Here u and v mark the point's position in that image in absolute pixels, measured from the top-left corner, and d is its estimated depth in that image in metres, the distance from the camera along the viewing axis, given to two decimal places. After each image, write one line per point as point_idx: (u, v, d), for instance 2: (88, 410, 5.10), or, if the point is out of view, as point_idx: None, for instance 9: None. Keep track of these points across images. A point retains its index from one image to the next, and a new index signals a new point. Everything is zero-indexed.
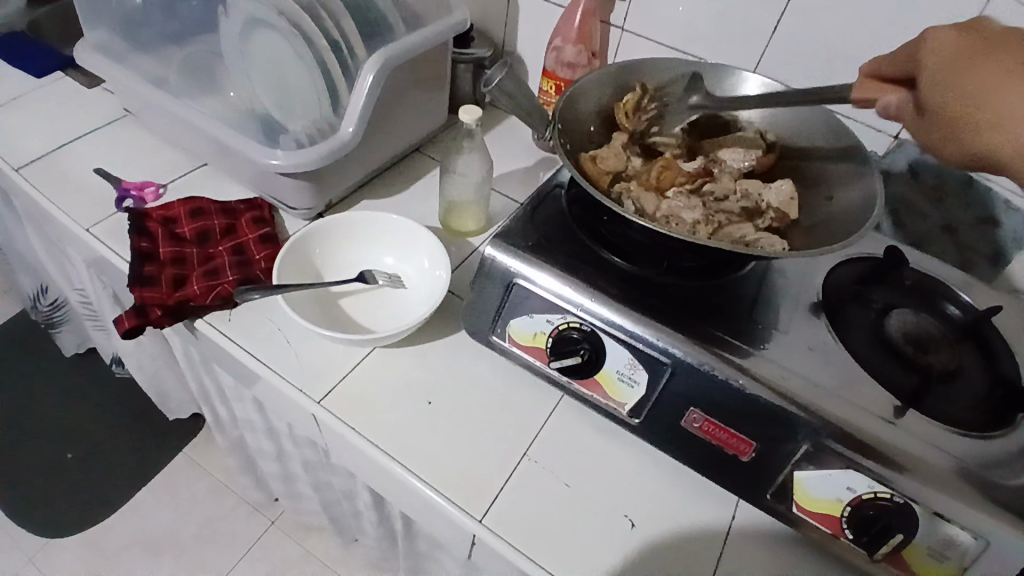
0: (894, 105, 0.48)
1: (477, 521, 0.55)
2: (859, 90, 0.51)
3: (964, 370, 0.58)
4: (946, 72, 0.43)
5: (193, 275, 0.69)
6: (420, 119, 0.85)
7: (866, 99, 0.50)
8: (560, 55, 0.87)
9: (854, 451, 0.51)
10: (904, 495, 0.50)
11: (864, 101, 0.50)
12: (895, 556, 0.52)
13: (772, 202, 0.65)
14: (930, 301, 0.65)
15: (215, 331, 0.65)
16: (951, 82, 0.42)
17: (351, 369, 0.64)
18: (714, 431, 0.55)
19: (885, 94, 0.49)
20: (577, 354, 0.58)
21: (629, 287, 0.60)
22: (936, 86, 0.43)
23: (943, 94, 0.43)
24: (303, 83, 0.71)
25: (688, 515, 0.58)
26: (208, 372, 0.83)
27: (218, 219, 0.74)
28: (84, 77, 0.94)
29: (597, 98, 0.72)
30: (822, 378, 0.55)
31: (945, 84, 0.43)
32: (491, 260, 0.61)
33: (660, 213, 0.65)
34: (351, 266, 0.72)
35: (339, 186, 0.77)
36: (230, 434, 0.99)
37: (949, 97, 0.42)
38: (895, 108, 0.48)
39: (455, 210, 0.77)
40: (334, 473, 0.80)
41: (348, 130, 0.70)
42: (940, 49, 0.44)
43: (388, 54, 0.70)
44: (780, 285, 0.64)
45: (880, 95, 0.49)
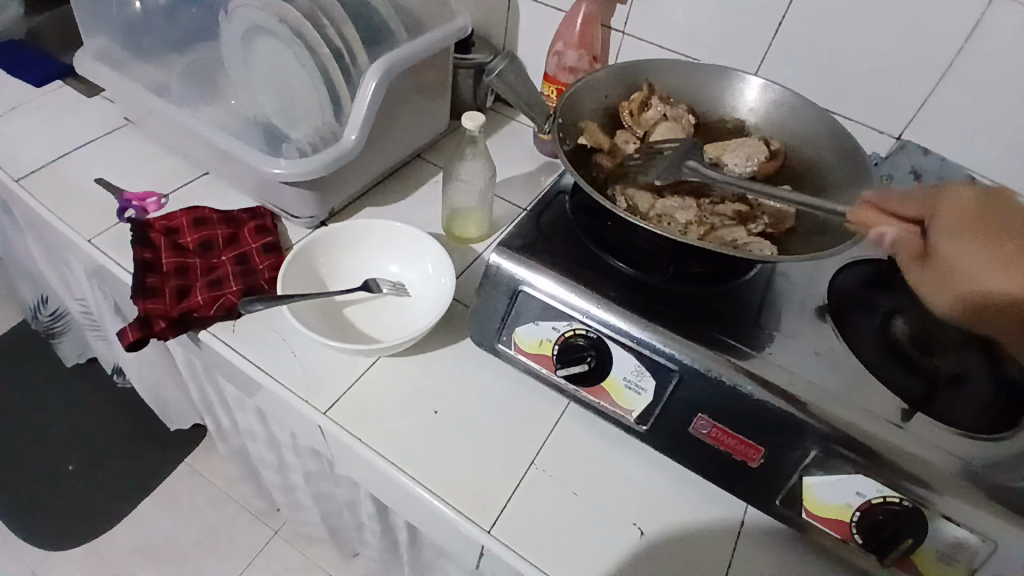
0: (888, 236, 0.54)
1: (486, 531, 0.55)
2: (857, 215, 0.55)
3: (970, 372, 0.58)
4: (955, 235, 0.49)
5: (197, 286, 0.68)
6: (422, 124, 0.84)
7: (861, 224, 0.55)
8: (561, 59, 0.87)
9: (863, 456, 0.51)
10: (913, 499, 0.50)
11: (859, 225, 0.55)
12: (904, 560, 0.52)
13: (768, 207, 0.64)
14: None
15: (219, 342, 0.65)
16: (952, 246, 0.49)
17: (357, 379, 0.64)
18: (722, 437, 0.55)
19: (882, 224, 0.54)
20: (584, 361, 0.58)
21: (633, 292, 0.60)
22: (943, 242, 0.50)
23: (948, 255, 0.50)
24: (304, 90, 0.71)
25: (697, 522, 0.58)
26: (210, 382, 0.83)
27: (220, 229, 0.74)
28: (84, 86, 0.94)
29: (603, 96, 0.72)
30: (830, 382, 0.55)
31: (952, 245, 0.49)
32: (496, 267, 0.61)
33: (653, 212, 0.64)
34: (355, 274, 0.72)
35: (341, 194, 0.77)
36: (232, 444, 0.98)
37: (946, 257, 0.50)
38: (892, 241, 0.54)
39: (457, 216, 0.77)
40: (338, 483, 0.80)
41: (350, 138, 0.70)
42: (951, 213, 0.50)
43: (389, 62, 0.70)
44: (786, 289, 0.64)
45: (878, 224, 0.54)
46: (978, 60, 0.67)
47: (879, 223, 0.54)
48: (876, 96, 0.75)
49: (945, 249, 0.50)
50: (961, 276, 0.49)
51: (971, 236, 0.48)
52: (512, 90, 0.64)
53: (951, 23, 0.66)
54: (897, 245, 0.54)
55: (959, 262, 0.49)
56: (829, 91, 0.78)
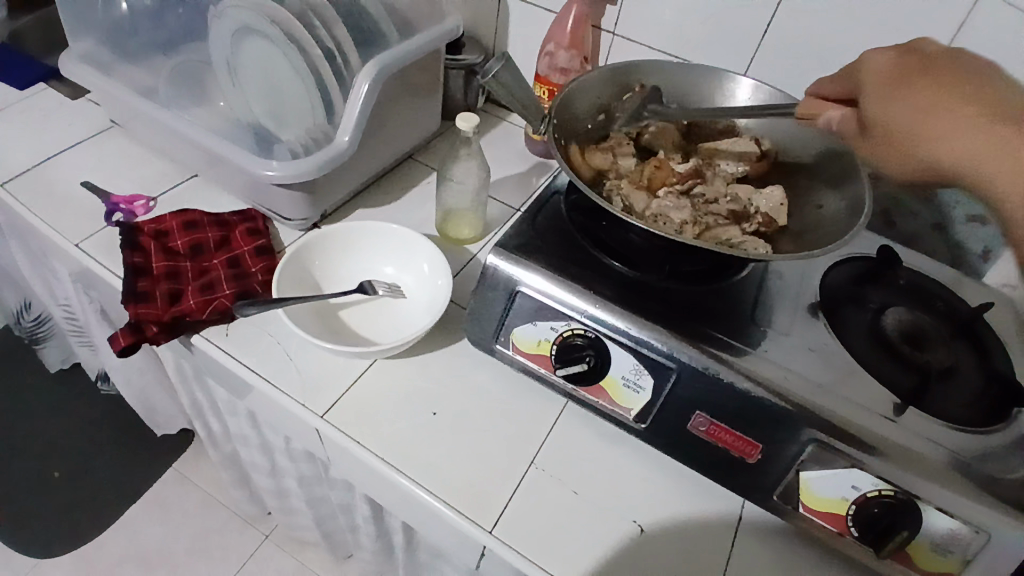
0: (833, 120, 0.58)
1: (487, 531, 0.55)
2: (803, 108, 0.59)
3: (958, 366, 0.59)
4: (888, 93, 0.52)
5: (188, 289, 0.68)
6: (413, 125, 0.84)
7: (809, 114, 0.59)
8: (552, 60, 0.87)
9: (858, 450, 0.52)
10: (906, 491, 0.51)
11: (808, 116, 0.59)
12: (900, 553, 0.53)
13: (761, 206, 0.64)
14: (924, 299, 0.66)
15: (213, 346, 0.64)
16: (889, 102, 0.52)
17: (354, 382, 0.63)
18: (720, 434, 0.56)
19: (827, 109, 0.58)
20: (582, 362, 0.58)
21: (629, 291, 0.60)
22: (878, 101, 0.53)
23: (885, 112, 0.52)
24: (296, 91, 0.71)
25: (695, 518, 0.58)
26: (201, 387, 0.82)
27: (211, 232, 0.73)
28: (68, 88, 0.92)
29: (596, 96, 0.72)
30: (825, 378, 0.56)
31: (885, 101, 0.52)
32: (493, 268, 0.61)
33: (648, 212, 0.64)
34: (350, 277, 0.71)
35: (334, 196, 0.76)
36: (223, 449, 0.97)
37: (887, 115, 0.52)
38: (837, 122, 0.57)
39: (451, 217, 0.77)
40: (333, 486, 0.79)
41: (344, 139, 0.69)
42: (876, 69, 0.54)
43: (381, 62, 0.70)
44: (780, 287, 0.65)
45: (821, 111, 0.59)
46: None
47: (823, 109, 0.58)
48: None
49: (875, 107, 0.53)
50: (907, 127, 0.50)
51: (897, 88, 0.52)
52: (507, 91, 0.64)
53: (935, 24, 0.68)
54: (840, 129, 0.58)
55: (895, 115, 0.51)
56: None
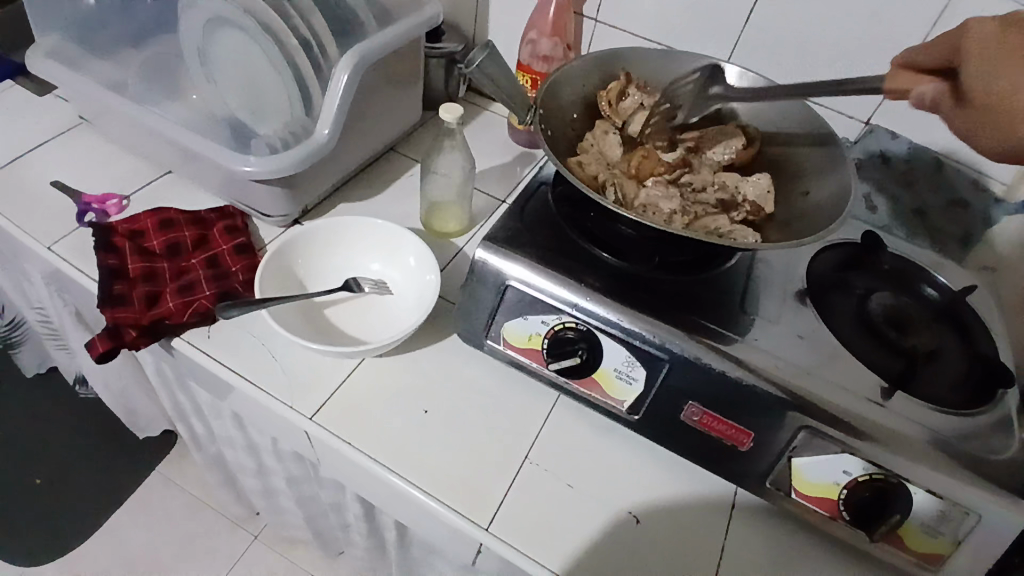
0: (929, 95, 0.46)
1: (483, 529, 0.55)
2: (891, 82, 0.48)
3: (942, 349, 0.60)
4: (993, 65, 0.41)
5: (167, 291, 0.66)
6: (395, 116, 0.82)
7: (898, 90, 0.48)
8: (535, 48, 0.86)
9: (849, 436, 0.52)
10: (896, 475, 0.52)
11: (895, 93, 0.48)
12: (891, 534, 0.54)
13: (749, 194, 0.64)
14: (908, 283, 0.67)
15: (195, 349, 0.63)
16: (985, 72, 0.41)
17: (343, 381, 0.62)
18: (713, 423, 0.56)
19: (919, 83, 0.47)
20: (575, 355, 0.58)
21: (619, 281, 0.60)
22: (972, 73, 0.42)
23: (983, 80, 0.41)
24: (272, 83, 0.69)
25: (689, 507, 0.59)
26: (183, 389, 0.80)
27: (189, 230, 0.71)
28: (33, 84, 0.89)
29: (580, 85, 0.71)
30: (815, 365, 0.56)
31: (986, 71, 0.41)
32: (481, 262, 0.60)
33: (637, 201, 0.63)
34: (335, 274, 0.70)
35: (315, 190, 0.75)
36: (208, 451, 0.95)
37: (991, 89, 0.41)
38: (930, 100, 0.46)
39: (436, 210, 0.75)
40: (323, 485, 0.78)
41: (323, 133, 0.67)
42: (984, 41, 0.41)
43: (362, 52, 0.68)
44: (768, 274, 0.65)
45: (909, 85, 0.47)
46: None
47: (913, 83, 0.47)
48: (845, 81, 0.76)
49: (977, 77, 0.42)
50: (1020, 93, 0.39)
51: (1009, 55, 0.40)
52: (492, 81, 0.63)
53: (917, 8, 0.68)
54: (936, 105, 0.46)
55: (1002, 82, 0.40)
56: (799, 77, 0.79)
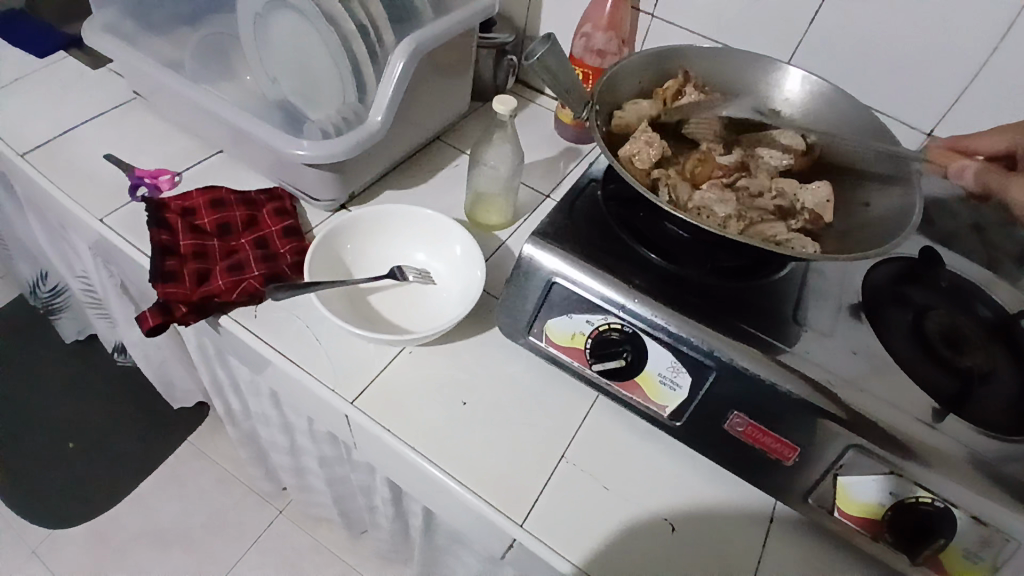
0: (963, 171, 0.70)
1: (518, 525, 0.55)
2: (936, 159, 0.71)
3: (1000, 373, 0.58)
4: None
5: (217, 270, 0.67)
6: (444, 105, 0.82)
7: (940, 163, 0.71)
8: (589, 41, 0.85)
9: (900, 458, 0.51)
10: (945, 499, 0.50)
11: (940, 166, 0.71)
12: (934, 559, 0.52)
13: (807, 202, 0.63)
14: (964, 301, 0.64)
15: (241, 328, 0.64)
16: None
17: (383, 369, 0.63)
18: (757, 435, 0.55)
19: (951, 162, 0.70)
20: (620, 356, 0.57)
21: (668, 284, 0.59)
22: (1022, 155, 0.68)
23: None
24: (327, 68, 0.69)
25: (726, 517, 0.58)
26: (223, 365, 0.81)
27: (239, 211, 0.72)
28: (88, 58, 0.90)
29: (637, 81, 0.70)
30: (868, 382, 0.55)
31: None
32: (529, 257, 0.60)
33: (691, 203, 0.62)
34: (379, 261, 0.70)
35: (363, 176, 0.75)
36: (241, 426, 0.97)
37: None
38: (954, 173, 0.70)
39: (481, 201, 0.75)
40: (354, 468, 0.79)
41: (376, 119, 0.67)
42: None
43: (417, 40, 0.68)
44: (820, 286, 0.63)
45: (956, 162, 0.70)
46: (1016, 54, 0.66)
47: (952, 160, 0.70)
48: (909, 89, 0.74)
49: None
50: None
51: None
52: (550, 75, 0.61)
53: (993, 16, 0.65)
54: (983, 177, 0.70)
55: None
56: (860, 83, 0.76)
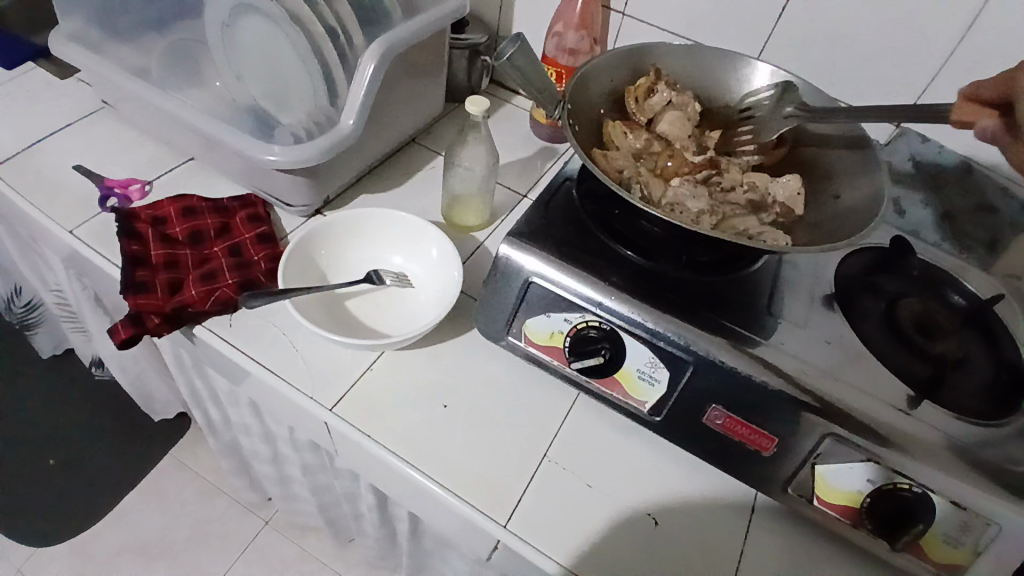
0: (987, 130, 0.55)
1: (502, 526, 0.55)
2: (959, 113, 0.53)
3: (971, 358, 0.59)
4: None
5: (190, 279, 0.66)
6: (418, 107, 0.82)
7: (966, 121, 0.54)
8: (561, 41, 0.85)
9: (876, 445, 0.51)
10: (922, 484, 0.51)
11: (962, 122, 0.54)
12: (914, 544, 0.53)
13: (779, 196, 0.63)
14: (935, 289, 0.65)
15: (216, 337, 0.63)
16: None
17: (363, 374, 0.62)
18: (736, 427, 0.55)
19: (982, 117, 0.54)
20: (598, 354, 0.57)
21: (644, 281, 0.59)
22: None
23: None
24: (297, 72, 0.69)
25: (708, 510, 0.58)
26: (200, 375, 0.80)
27: (211, 219, 0.71)
28: (54, 67, 0.88)
29: (609, 80, 0.70)
30: (842, 371, 0.55)
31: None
32: (505, 258, 0.60)
33: (664, 200, 0.63)
34: (357, 266, 0.70)
35: (336, 181, 0.74)
36: (222, 437, 0.95)
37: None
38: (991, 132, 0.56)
39: (458, 203, 0.75)
40: (337, 475, 0.78)
41: (348, 123, 0.67)
42: None
43: (388, 43, 0.67)
44: (795, 277, 0.64)
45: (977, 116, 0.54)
46: (977, 45, 0.67)
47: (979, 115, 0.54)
48: (876, 82, 0.75)
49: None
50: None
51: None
52: (521, 74, 0.62)
53: (954, 9, 0.66)
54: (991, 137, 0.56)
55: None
56: (828, 77, 0.78)
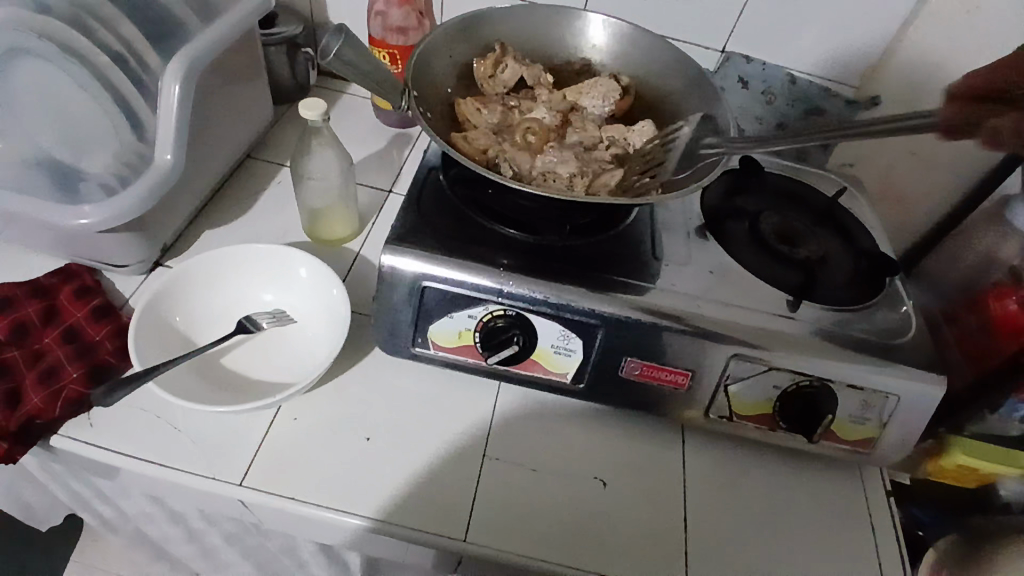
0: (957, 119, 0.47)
1: (463, 540, 0.53)
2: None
3: (830, 254, 0.65)
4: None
5: (24, 384, 0.56)
6: (245, 121, 0.74)
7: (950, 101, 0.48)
8: (385, 20, 0.80)
9: (776, 355, 0.55)
10: (821, 378, 0.56)
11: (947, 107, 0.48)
12: (827, 431, 0.58)
13: (638, 144, 0.66)
14: (789, 195, 0.71)
15: (81, 444, 0.54)
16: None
17: (268, 432, 0.57)
18: (652, 372, 0.57)
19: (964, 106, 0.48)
20: (512, 343, 0.56)
21: (530, 257, 0.59)
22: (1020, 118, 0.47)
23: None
24: (87, 111, 0.60)
25: (646, 457, 0.61)
26: (72, 479, 0.69)
27: (31, 306, 0.60)
28: None
29: (448, 57, 0.67)
30: (730, 296, 0.59)
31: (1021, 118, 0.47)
32: (390, 269, 0.56)
33: (535, 171, 0.63)
34: (227, 316, 0.63)
35: (170, 226, 0.66)
36: (123, 532, 0.84)
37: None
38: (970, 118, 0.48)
39: (319, 218, 0.69)
40: (268, 535, 0.71)
41: (166, 157, 0.59)
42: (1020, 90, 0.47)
43: (187, 59, 0.60)
44: (667, 216, 0.67)
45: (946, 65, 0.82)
46: None
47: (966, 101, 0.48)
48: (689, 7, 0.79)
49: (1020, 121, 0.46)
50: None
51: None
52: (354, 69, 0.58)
53: None
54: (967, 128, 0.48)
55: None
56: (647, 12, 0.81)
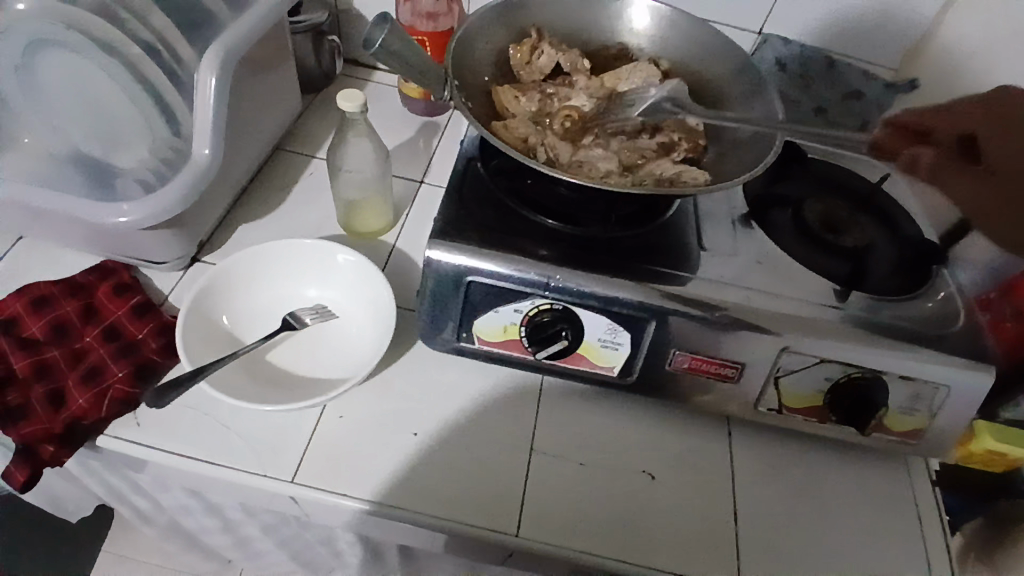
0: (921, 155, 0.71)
1: (514, 535, 0.53)
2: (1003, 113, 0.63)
3: (877, 242, 0.64)
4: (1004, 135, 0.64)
5: (70, 384, 0.56)
6: (275, 113, 0.73)
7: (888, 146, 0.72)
8: (415, 6, 0.79)
9: (829, 347, 0.54)
10: (874, 370, 0.55)
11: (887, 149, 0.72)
12: (877, 423, 0.57)
13: (681, 133, 0.63)
14: (833, 181, 0.69)
15: (129, 443, 0.54)
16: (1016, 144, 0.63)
17: (315, 428, 0.57)
18: (701, 365, 0.56)
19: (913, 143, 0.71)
20: (561, 338, 0.55)
21: (576, 249, 0.57)
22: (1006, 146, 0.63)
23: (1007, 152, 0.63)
24: (120, 106, 0.59)
25: (692, 449, 0.60)
26: (113, 474, 0.69)
27: (71, 304, 0.60)
28: None
29: (485, 44, 0.66)
30: (780, 287, 0.58)
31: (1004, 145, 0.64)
32: (436, 263, 0.56)
33: (574, 161, 0.61)
34: (268, 311, 0.62)
35: (206, 220, 0.65)
36: (159, 523, 0.85)
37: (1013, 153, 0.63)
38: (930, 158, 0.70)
39: (356, 210, 0.69)
40: (308, 526, 0.72)
41: (204, 152, 0.58)
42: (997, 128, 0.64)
43: (222, 49, 0.58)
44: (709, 205, 0.65)
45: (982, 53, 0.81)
46: None
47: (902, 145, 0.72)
48: None
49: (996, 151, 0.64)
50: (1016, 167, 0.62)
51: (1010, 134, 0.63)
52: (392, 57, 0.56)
53: None
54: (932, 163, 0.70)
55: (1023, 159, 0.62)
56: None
